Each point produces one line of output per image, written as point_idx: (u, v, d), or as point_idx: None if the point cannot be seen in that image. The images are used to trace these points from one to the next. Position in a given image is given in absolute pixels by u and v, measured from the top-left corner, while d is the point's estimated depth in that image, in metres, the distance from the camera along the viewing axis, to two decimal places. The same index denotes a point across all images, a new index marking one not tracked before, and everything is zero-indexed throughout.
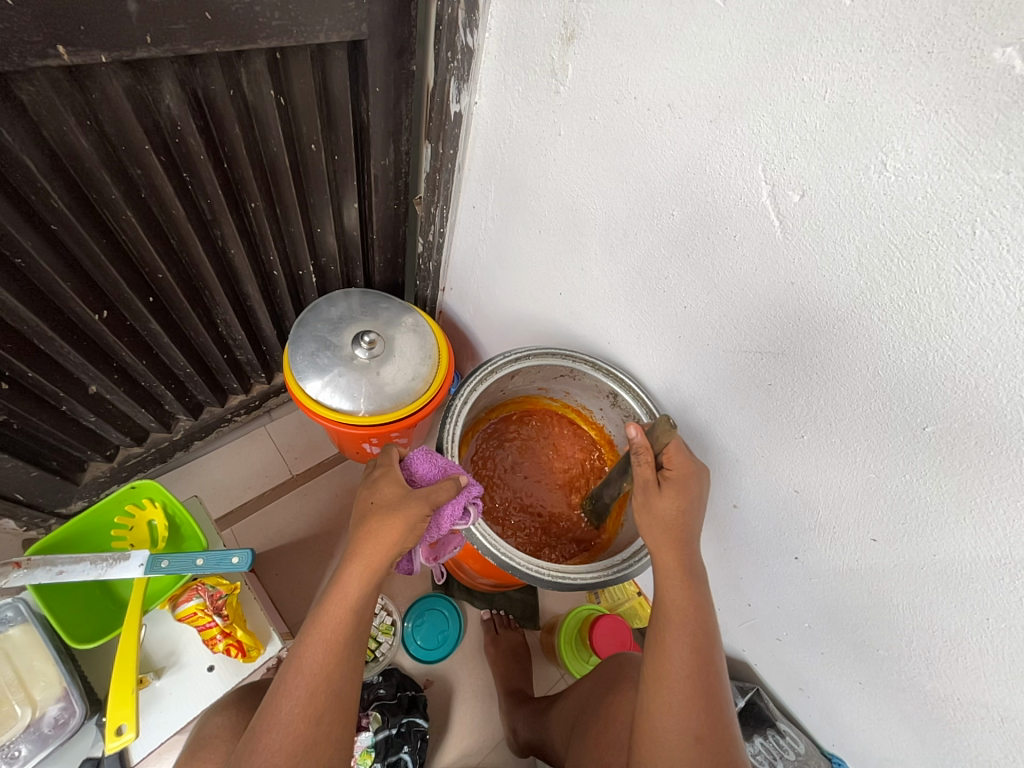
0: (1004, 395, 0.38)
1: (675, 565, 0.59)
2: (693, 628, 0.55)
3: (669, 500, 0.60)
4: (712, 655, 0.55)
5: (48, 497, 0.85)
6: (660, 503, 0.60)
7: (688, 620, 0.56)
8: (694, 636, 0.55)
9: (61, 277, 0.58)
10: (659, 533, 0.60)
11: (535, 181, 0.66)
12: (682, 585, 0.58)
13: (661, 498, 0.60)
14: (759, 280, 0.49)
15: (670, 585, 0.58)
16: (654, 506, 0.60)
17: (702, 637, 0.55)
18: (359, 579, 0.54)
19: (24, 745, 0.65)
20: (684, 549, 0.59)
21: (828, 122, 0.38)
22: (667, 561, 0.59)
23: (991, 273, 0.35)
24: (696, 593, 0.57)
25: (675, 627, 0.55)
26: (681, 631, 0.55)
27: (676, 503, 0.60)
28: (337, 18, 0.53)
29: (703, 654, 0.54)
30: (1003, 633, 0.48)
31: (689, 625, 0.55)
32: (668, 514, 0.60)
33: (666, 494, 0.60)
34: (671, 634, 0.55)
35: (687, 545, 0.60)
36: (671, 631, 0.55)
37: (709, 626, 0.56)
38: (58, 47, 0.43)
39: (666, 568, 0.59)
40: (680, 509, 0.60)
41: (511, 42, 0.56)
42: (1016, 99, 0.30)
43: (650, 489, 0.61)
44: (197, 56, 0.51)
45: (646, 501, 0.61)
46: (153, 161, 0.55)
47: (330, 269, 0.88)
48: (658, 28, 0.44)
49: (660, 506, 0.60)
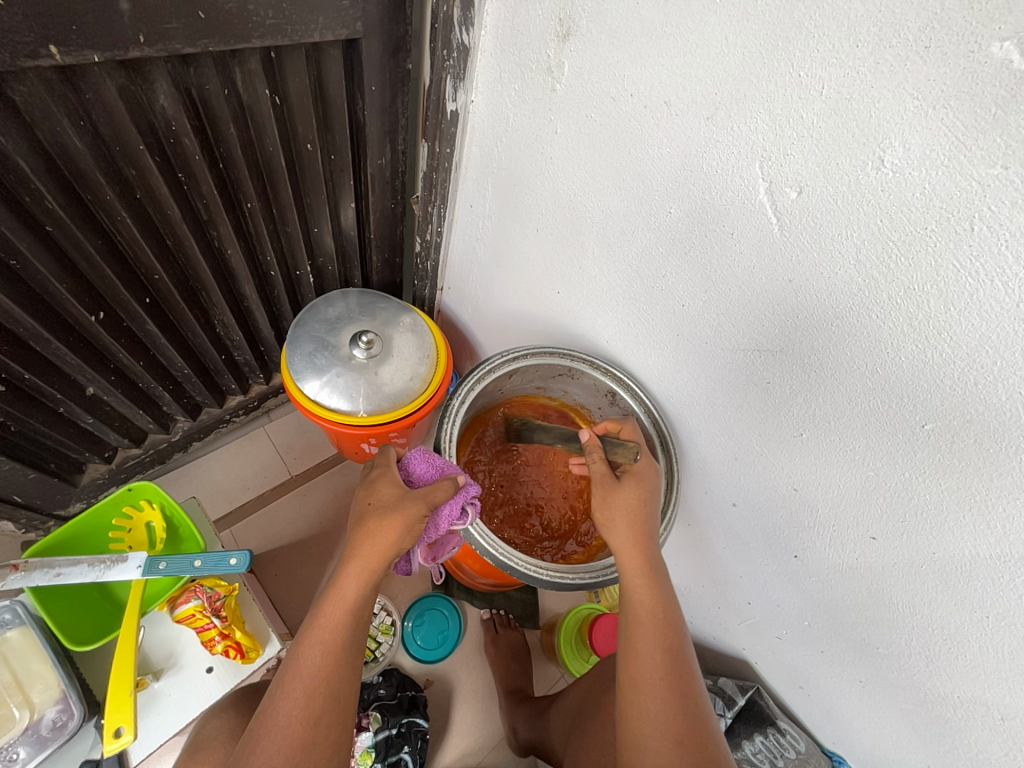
0: (1003, 391, 0.38)
1: (638, 563, 0.59)
2: (661, 627, 0.55)
3: (628, 492, 0.61)
4: (683, 652, 0.55)
5: (46, 499, 0.85)
6: (617, 496, 0.60)
7: (656, 618, 0.56)
8: (663, 636, 0.55)
9: (56, 278, 0.58)
10: (621, 528, 0.60)
11: (532, 179, 0.65)
12: (645, 584, 0.58)
13: (619, 490, 0.61)
14: (757, 278, 0.49)
15: (633, 585, 0.58)
16: (612, 499, 0.60)
17: (671, 635, 0.55)
18: (357, 579, 0.54)
19: (23, 748, 0.65)
20: (646, 545, 0.59)
21: (825, 119, 0.38)
22: (630, 560, 0.59)
23: (990, 269, 0.35)
24: (660, 590, 0.58)
25: (643, 629, 0.56)
26: (649, 633, 0.55)
27: (634, 494, 0.60)
28: (331, 16, 0.53)
29: (673, 651, 0.54)
30: (1004, 631, 0.47)
31: (657, 625, 0.55)
32: (627, 504, 0.60)
33: (626, 485, 0.61)
34: (640, 637, 0.55)
35: (649, 539, 0.60)
36: (641, 634, 0.55)
37: (676, 622, 0.56)
38: (50, 47, 0.42)
39: (628, 569, 0.59)
40: (638, 500, 0.60)
41: (507, 40, 0.56)
42: (1014, 94, 0.30)
43: (608, 482, 0.61)
44: (190, 56, 0.51)
45: (604, 494, 0.61)
46: (147, 161, 0.55)
47: (328, 269, 0.87)
48: (654, 25, 0.43)
49: (617, 498, 0.60)
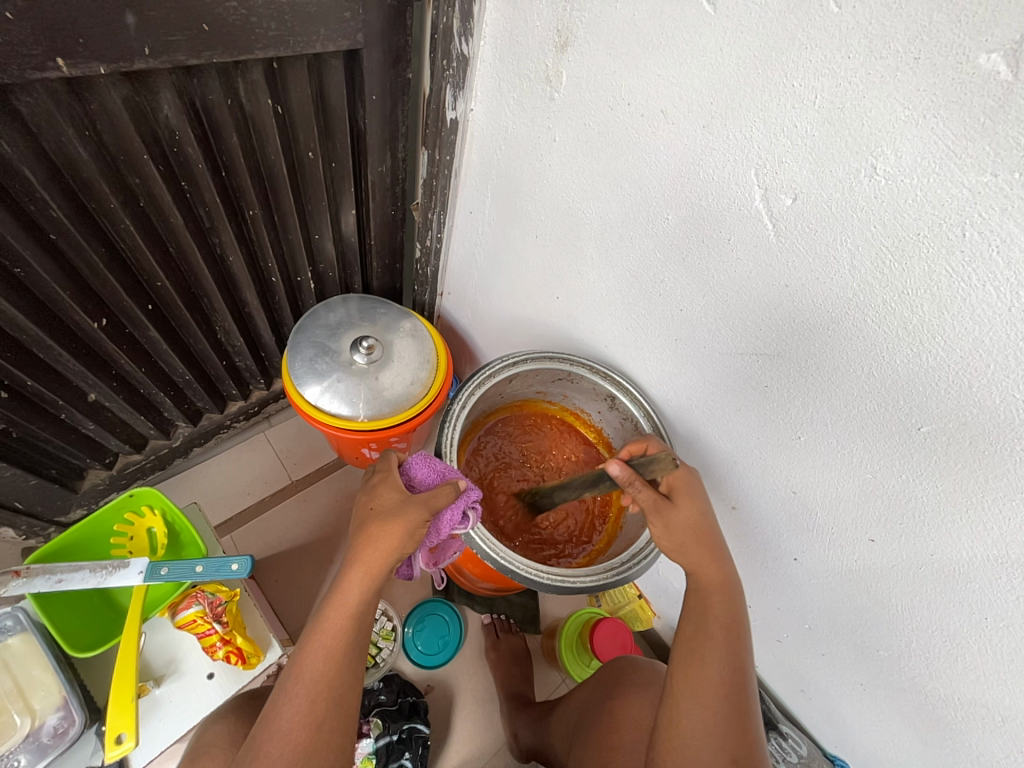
0: (997, 394, 0.38)
1: (716, 579, 0.59)
2: (733, 644, 0.56)
3: (686, 509, 0.60)
4: (747, 672, 0.55)
5: (47, 506, 0.85)
6: (678, 516, 0.60)
7: (729, 635, 0.56)
8: (732, 652, 0.55)
9: (59, 286, 0.58)
10: (691, 546, 0.60)
11: (531, 186, 0.66)
12: (723, 600, 0.58)
13: (677, 510, 0.60)
14: (754, 283, 0.50)
15: (712, 600, 0.58)
16: (673, 523, 0.60)
17: (740, 654, 0.55)
18: (359, 584, 0.54)
19: (22, 756, 0.64)
20: (720, 560, 0.59)
21: (818, 128, 0.39)
22: (710, 577, 0.59)
23: (982, 274, 0.35)
24: (735, 610, 0.58)
25: (715, 643, 0.55)
26: (721, 647, 0.55)
27: (693, 509, 0.60)
28: (333, 27, 0.54)
29: (740, 671, 0.55)
30: (1002, 633, 0.48)
31: (730, 643, 0.56)
32: (689, 521, 0.60)
33: (680, 502, 0.60)
34: (711, 650, 0.55)
35: (721, 555, 0.60)
36: (712, 645, 0.55)
37: (745, 644, 0.57)
38: (57, 60, 0.43)
39: (707, 583, 0.59)
40: (698, 514, 0.60)
41: (506, 50, 0.57)
42: (1002, 104, 0.30)
43: (662, 506, 0.60)
44: (194, 67, 0.52)
45: (663, 522, 0.60)
46: (151, 170, 0.55)
47: (329, 275, 0.88)
48: (650, 36, 0.44)
49: (679, 519, 0.60)
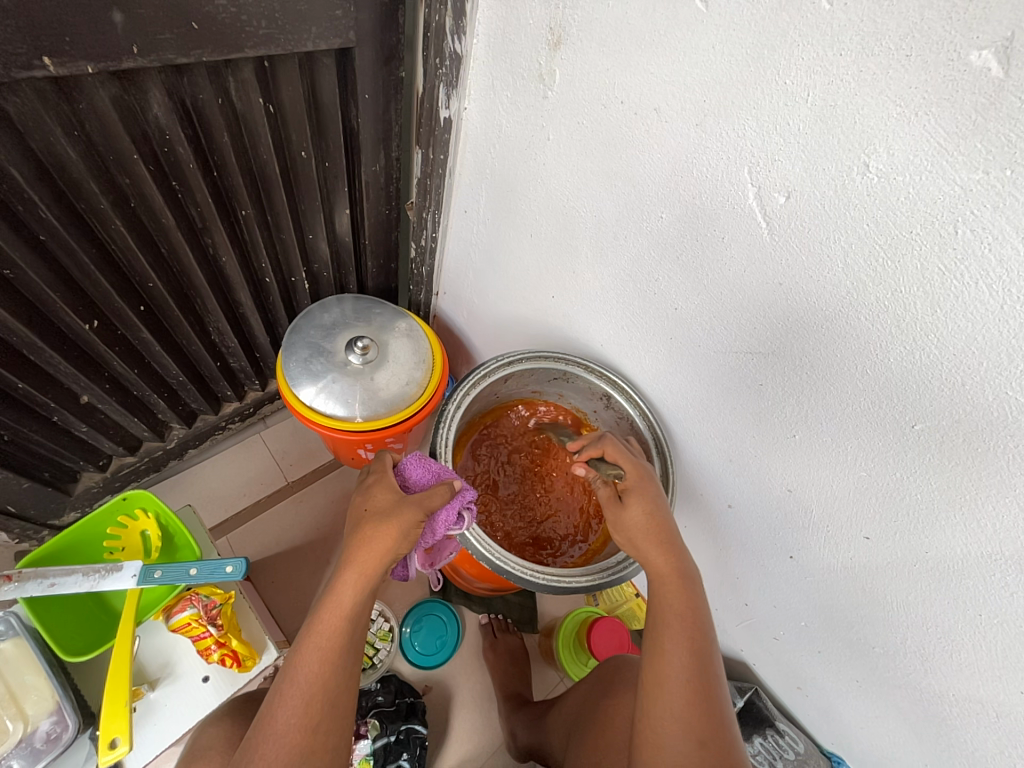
0: (990, 391, 0.38)
1: (669, 569, 0.58)
2: (690, 631, 0.55)
3: (636, 508, 0.60)
4: (709, 658, 0.54)
5: (40, 509, 0.84)
6: (627, 516, 0.60)
7: (686, 622, 0.56)
8: (691, 640, 0.55)
9: (49, 288, 0.58)
10: (642, 540, 0.60)
11: (525, 185, 0.66)
12: (679, 587, 0.57)
13: (627, 510, 0.61)
14: (748, 281, 0.50)
15: (667, 589, 0.58)
16: (623, 520, 0.61)
17: (700, 640, 0.55)
18: (354, 586, 0.54)
19: (15, 761, 0.64)
20: (673, 549, 0.59)
21: (811, 125, 0.38)
22: (661, 567, 0.58)
23: (975, 271, 0.35)
24: (693, 597, 0.57)
25: (672, 632, 0.55)
26: (677, 635, 0.55)
27: (642, 507, 0.60)
28: (323, 26, 0.54)
29: (701, 657, 0.54)
30: (998, 629, 0.48)
31: (687, 630, 0.55)
32: (640, 519, 0.60)
33: (629, 503, 0.61)
34: (670, 641, 0.55)
35: (675, 545, 0.59)
36: (667, 634, 0.55)
37: (705, 630, 0.56)
38: (44, 59, 0.43)
39: (660, 573, 0.58)
40: (650, 511, 0.60)
41: (498, 48, 0.57)
42: (993, 101, 0.30)
43: (612, 504, 0.62)
44: (184, 66, 0.51)
45: (614, 519, 0.61)
46: (141, 170, 0.55)
47: (323, 275, 0.87)
48: (643, 34, 0.44)
49: (628, 518, 0.60)
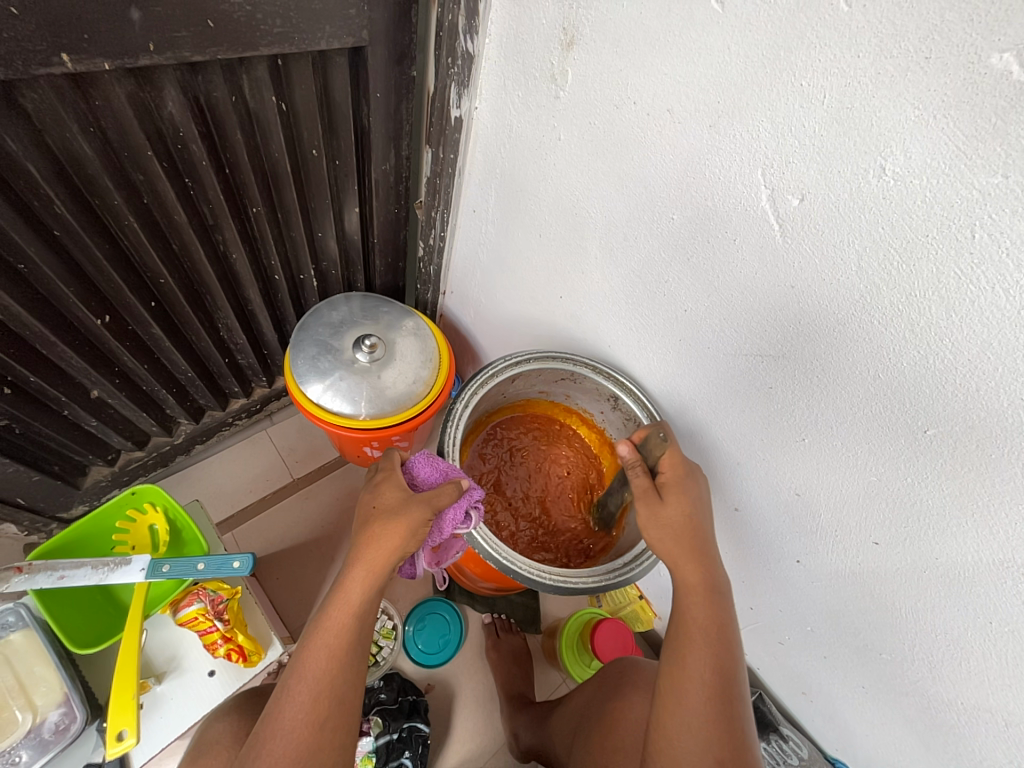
0: (1005, 397, 0.38)
1: (697, 580, 0.57)
2: (715, 646, 0.54)
3: (674, 506, 0.60)
4: (733, 673, 0.54)
5: (49, 502, 0.85)
6: (665, 513, 0.59)
7: (711, 636, 0.55)
8: (715, 654, 0.54)
9: (63, 282, 0.58)
10: (671, 545, 0.59)
11: (535, 185, 0.66)
12: (705, 600, 0.57)
13: (666, 507, 0.60)
14: (759, 284, 0.49)
15: (693, 600, 0.57)
16: (661, 517, 0.59)
17: (724, 655, 0.54)
18: (362, 583, 0.54)
19: (24, 751, 0.65)
20: (701, 559, 0.58)
21: (827, 127, 0.38)
22: (688, 577, 0.58)
23: (991, 276, 0.35)
24: (720, 611, 0.56)
25: (695, 645, 0.55)
26: (701, 649, 0.54)
27: (681, 507, 0.60)
28: (337, 25, 0.54)
29: (725, 673, 0.53)
30: (1008, 637, 0.48)
31: (711, 644, 0.54)
32: (676, 521, 0.59)
33: (669, 500, 0.60)
34: (692, 653, 0.54)
35: (703, 555, 0.58)
36: (691, 646, 0.55)
37: (731, 645, 0.55)
38: (62, 56, 0.43)
39: (687, 584, 0.58)
40: (687, 514, 0.60)
41: (511, 47, 0.57)
42: (1013, 105, 0.30)
43: (651, 496, 0.60)
44: (199, 64, 0.51)
45: (651, 512, 0.60)
46: (155, 166, 0.55)
47: (331, 273, 0.88)
48: (657, 35, 0.44)
49: (665, 516, 0.59)
